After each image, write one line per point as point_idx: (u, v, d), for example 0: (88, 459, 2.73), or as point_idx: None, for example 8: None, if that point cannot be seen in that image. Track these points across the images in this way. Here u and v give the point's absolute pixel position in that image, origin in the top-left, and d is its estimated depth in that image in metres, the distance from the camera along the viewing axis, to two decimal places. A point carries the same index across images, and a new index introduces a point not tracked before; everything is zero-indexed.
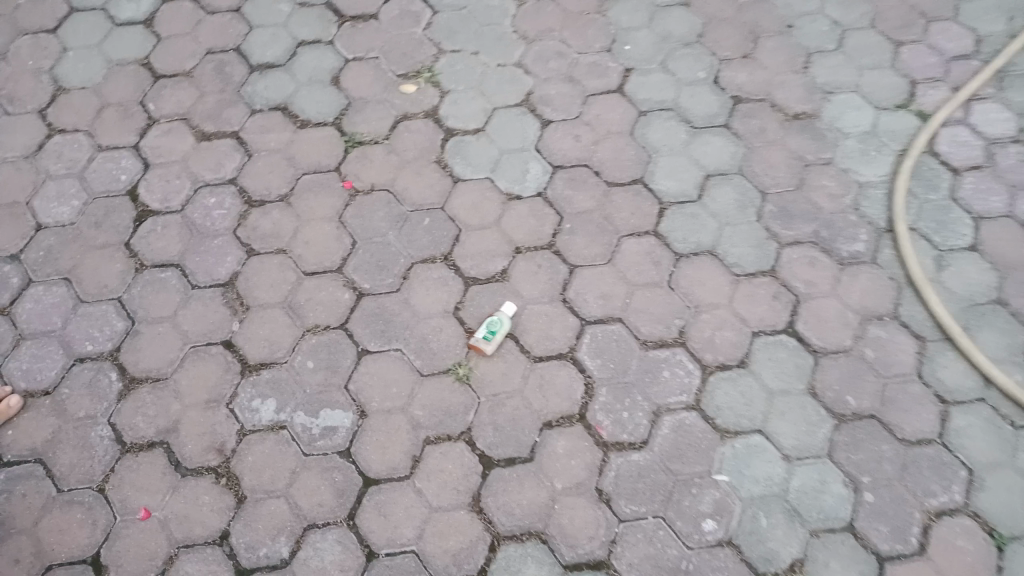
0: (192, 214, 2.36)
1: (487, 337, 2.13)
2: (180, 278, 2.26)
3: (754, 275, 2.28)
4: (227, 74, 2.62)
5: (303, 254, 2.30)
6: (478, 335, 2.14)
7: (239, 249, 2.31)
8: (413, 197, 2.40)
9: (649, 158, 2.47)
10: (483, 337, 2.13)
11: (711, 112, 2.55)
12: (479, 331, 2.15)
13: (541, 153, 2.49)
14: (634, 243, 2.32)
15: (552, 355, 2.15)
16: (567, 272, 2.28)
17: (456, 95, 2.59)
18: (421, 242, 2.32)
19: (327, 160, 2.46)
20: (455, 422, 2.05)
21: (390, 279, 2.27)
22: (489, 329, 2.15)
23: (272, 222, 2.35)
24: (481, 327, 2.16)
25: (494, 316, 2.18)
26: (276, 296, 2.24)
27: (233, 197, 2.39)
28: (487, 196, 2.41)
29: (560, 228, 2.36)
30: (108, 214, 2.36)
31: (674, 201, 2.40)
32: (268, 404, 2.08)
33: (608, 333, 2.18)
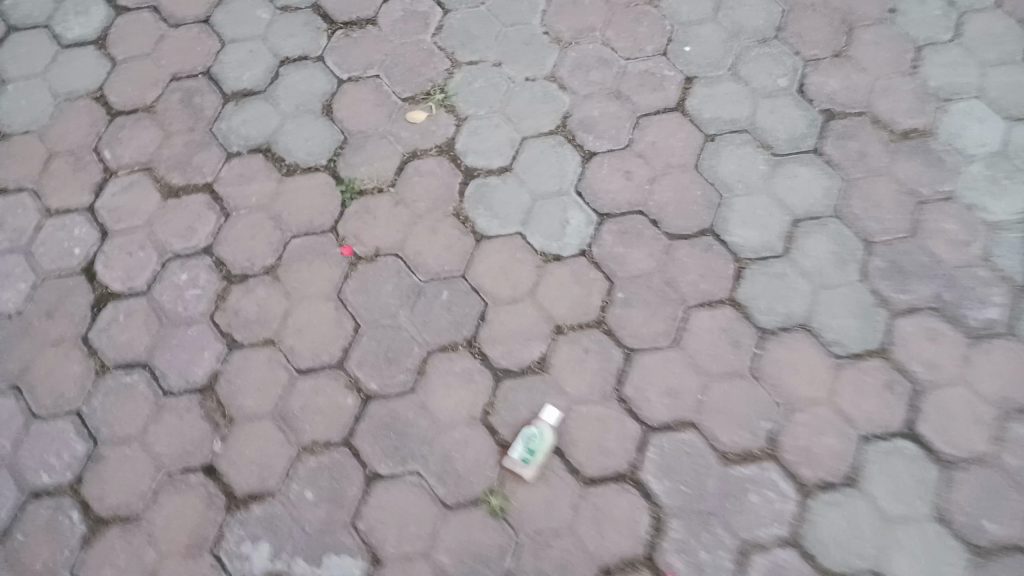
0: (159, 297, 1.94)
1: (526, 460, 1.72)
2: (149, 382, 1.86)
3: (860, 356, 1.80)
4: (197, 106, 2.14)
5: (296, 345, 1.87)
6: (513, 455, 1.73)
7: (218, 340, 1.89)
8: (428, 261, 1.94)
9: (719, 200, 1.97)
10: (520, 459, 1.72)
11: (796, 132, 2.03)
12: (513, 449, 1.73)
13: (584, 197, 2.00)
14: (705, 317, 1.86)
15: (608, 476, 1.72)
16: (622, 360, 1.83)
17: (476, 122, 2.09)
18: (440, 325, 1.88)
19: (321, 217, 2.00)
20: (489, 570, 1.66)
21: (403, 375, 1.84)
22: (527, 448, 1.73)
23: (257, 303, 1.92)
24: (517, 443, 1.73)
25: (532, 427, 1.74)
26: (265, 403, 1.83)
27: (208, 273, 1.96)
28: (519, 258, 1.94)
29: (610, 298, 1.89)
30: (61, 299, 1.95)
31: (754, 256, 1.91)
32: (261, 549, 1.71)
33: (678, 445, 1.75)
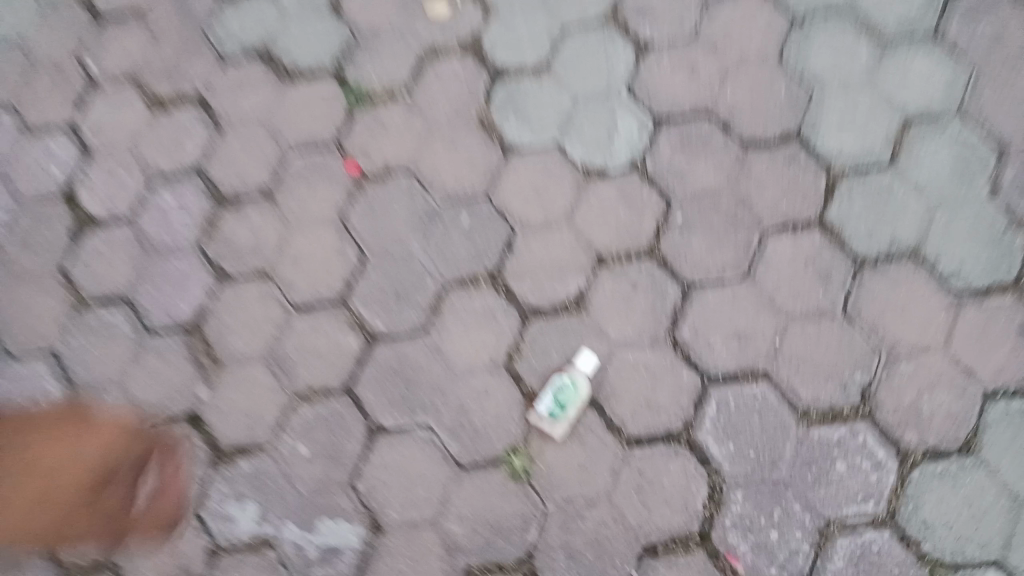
0: (144, 225, 1.70)
1: (556, 416, 1.41)
2: (130, 320, 1.63)
3: (985, 291, 1.44)
4: (187, 5, 1.82)
5: (293, 279, 1.60)
6: (541, 409, 1.42)
7: (206, 270, 1.65)
8: (446, 180, 1.62)
9: (809, 98, 1.58)
10: (548, 415, 1.42)
11: (911, 11, 1.60)
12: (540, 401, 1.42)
13: (637, 99, 1.62)
14: (785, 243, 1.50)
15: (657, 436, 1.40)
16: (679, 296, 1.48)
17: (507, 12, 1.70)
18: (457, 255, 1.56)
19: (324, 131, 1.70)
20: (508, 545, 1.39)
21: (413, 312, 1.54)
22: (558, 401, 1.41)
23: (251, 230, 1.66)
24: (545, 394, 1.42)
25: (563, 377, 1.42)
26: (256, 345, 1.57)
27: (197, 196, 1.70)
28: (554, 175, 1.59)
29: (666, 221, 1.54)
30: (38, 225, 1.72)
31: (851, 167, 1.53)
32: (248, 510, 1.47)
33: (747, 400, 1.41)
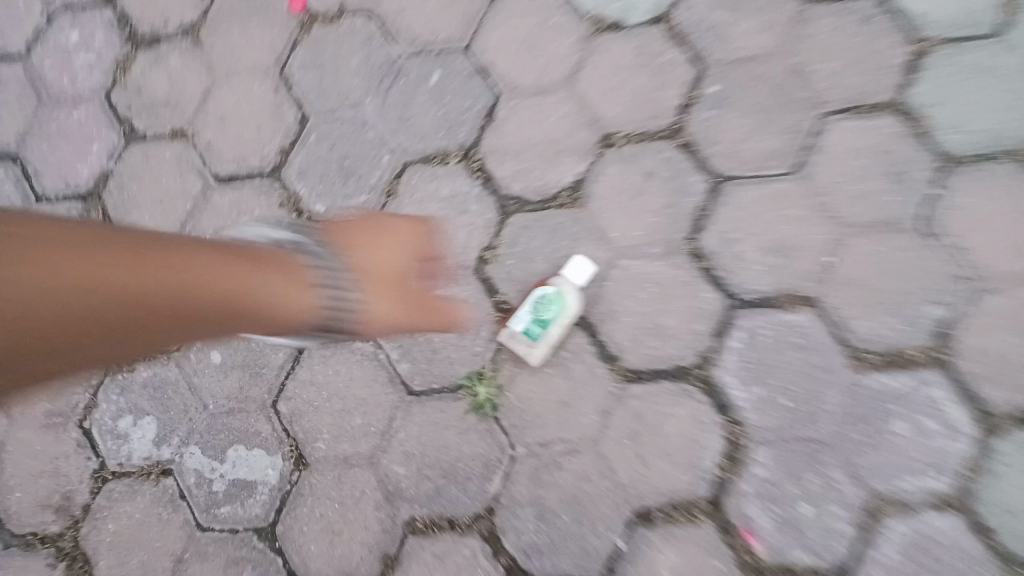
0: (40, 65, 1.35)
1: (534, 336, 1.09)
2: (17, 183, 1.31)
3: None
4: None
5: (216, 141, 1.27)
6: (515, 328, 1.11)
7: (111, 126, 1.30)
8: (415, 25, 1.25)
9: None
10: (523, 334, 1.10)
11: None
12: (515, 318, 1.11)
13: None
14: (851, 129, 1.12)
15: (662, 371, 1.08)
16: (705, 193, 1.13)
17: None
18: (423, 123, 1.22)
19: None
20: (462, 496, 1.09)
21: (363, 195, 1.21)
22: (535, 317, 1.10)
23: (169, 79, 1.31)
24: (521, 309, 1.11)
25: (543, 287, 1.10)
26: (167, 224, 1.25)
27: (105, 33, 1.35)
28: (556, 25, 1.22)
29: (697, 92, 1.17)
30: None
31: (945, 30, 1.12)
32: (146, 429, 1.19)
33: (782, 332, 1.08)
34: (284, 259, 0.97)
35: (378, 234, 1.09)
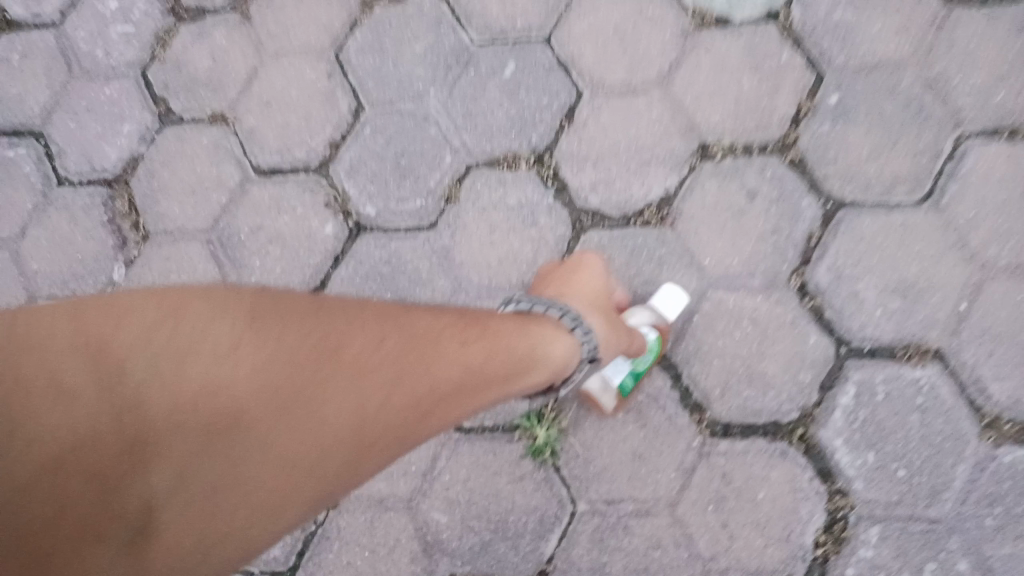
0: (72, 33, 1.22)
1: (623, 393, 0.93)
2: (38, 164, 1.18)
3: None
4: None
5: (259, 128, 1.13)
6: (610, 378, 0.91)
7: (146, 106, 1.18)
8: (492, 10, 1.10)
9: None
10: (619, 387, 0.92)
11: None
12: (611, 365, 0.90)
13: None
14: (998, 156, 0.96)
15: (754, 425, 0.93)
16: (817, 219, 0.98)
17: None
18: (492, 120, 1.07)
19: None
20: (514, 555, 0.95)
21: (419, 197, 1.07)
22: (635, 370, 0.92)
23: (212, 56, 1.17)
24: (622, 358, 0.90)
25: (650, 332, 0.92)
26: (195, 215, 1.12)
27: (146, 3, 1.22)
28: (653, 17, 1.07)
29: (813, 102, 1.01)
30: None
31: None
32: None
33: (904, 390, 0.92)
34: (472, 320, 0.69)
35: (570, 276, 0.88)
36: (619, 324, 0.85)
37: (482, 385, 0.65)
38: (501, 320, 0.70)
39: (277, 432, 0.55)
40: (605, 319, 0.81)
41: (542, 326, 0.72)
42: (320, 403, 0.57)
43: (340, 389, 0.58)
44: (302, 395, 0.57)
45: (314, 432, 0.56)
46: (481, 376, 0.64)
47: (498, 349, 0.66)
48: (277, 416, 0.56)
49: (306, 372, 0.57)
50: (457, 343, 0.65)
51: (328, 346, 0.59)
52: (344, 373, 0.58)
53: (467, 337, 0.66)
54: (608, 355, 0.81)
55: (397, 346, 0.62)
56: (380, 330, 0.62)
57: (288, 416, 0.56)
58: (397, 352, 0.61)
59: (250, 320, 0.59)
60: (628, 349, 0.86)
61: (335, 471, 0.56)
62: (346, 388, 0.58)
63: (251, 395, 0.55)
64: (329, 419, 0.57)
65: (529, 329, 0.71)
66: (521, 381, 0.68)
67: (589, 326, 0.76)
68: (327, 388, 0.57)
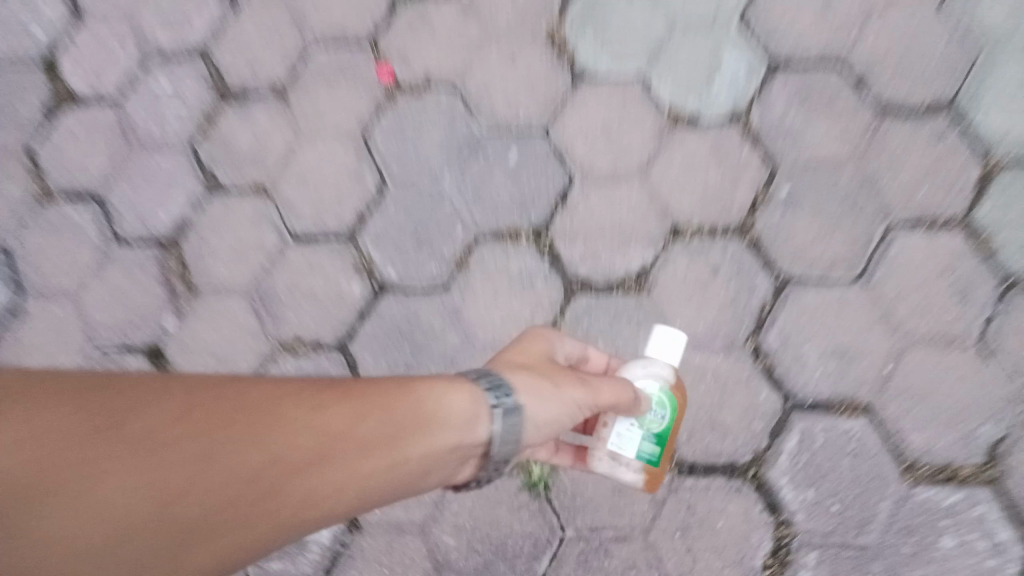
0: (132, 112, 1.41)
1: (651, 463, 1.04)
2: (98, 224, 1.36)
3: None
4: None
5: (294, 198, 1.31)
6: (627, 454, 1.04)
7: (195, 176, 1.35)
8: (499, 104, 1.30)
9: (975, 63, 1.22)
10: (644, 458, 1.04)
11: None
12: (616, 442, 1.04)
13: (753, 31, 1.27)
14: (919, 244, 1.16)
15: (715, 465, 1.12)
16: (769, 292, 1.17)
17: None
18: (497, 199, 1.26)
19: (356, 22, 1.37)
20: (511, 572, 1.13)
21: (435, 263, 1.26)
22: (649, 433, 1.03)
23: (253, 135, 1.35)
24: (625, 433, 1.03)
25: (647, 389, 1.04)
26: (239, 273, 1.30)
27: (195, 84, 1.40)
28: (634, 115, 1.27)
29: (767, 193, 1.21)
30: (9, 94, 1.45)
31: (1013, 158, 1.19)
32: None
33: (838, 438, 1.11)
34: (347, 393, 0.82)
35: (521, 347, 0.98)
36: (567, 373, 0.93)
37: (347, 448, 0.77)
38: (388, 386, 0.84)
39: (141, 486, 0.69)
40: (534, 374, 0.90)
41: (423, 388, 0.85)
42: (163, 460, 0.70)
43: (190, 453, 0.71)
44: (151, 454, 0.70)
45: (154, 483, 0.69)
46: (345, 439, 0.77)
47: (366, 417, 0.79)
48: (121, 478, 0.68)
49: (157, 440, 0.71)
50: (318, 415, 0.77)
51: (197, 416, 0.74)
52: (196, 440, 0.72)
53: (334, 401, 0.79)
54: (550, 404, 0.88)
55: (261, 411, 0.76)
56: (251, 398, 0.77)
57: (152, 465, 0.69)
58: (256, 418, 0.75)
59: (126, 398, 0.74)
60: (591, 399, 0.92)
61: (174, 524, 0.69)
62: (199, 452, 0.71)
63: (102, 459, 0.68)
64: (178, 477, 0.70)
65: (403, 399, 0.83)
66: (405, 444, 0.80)
67: (500, 382, 0.87)
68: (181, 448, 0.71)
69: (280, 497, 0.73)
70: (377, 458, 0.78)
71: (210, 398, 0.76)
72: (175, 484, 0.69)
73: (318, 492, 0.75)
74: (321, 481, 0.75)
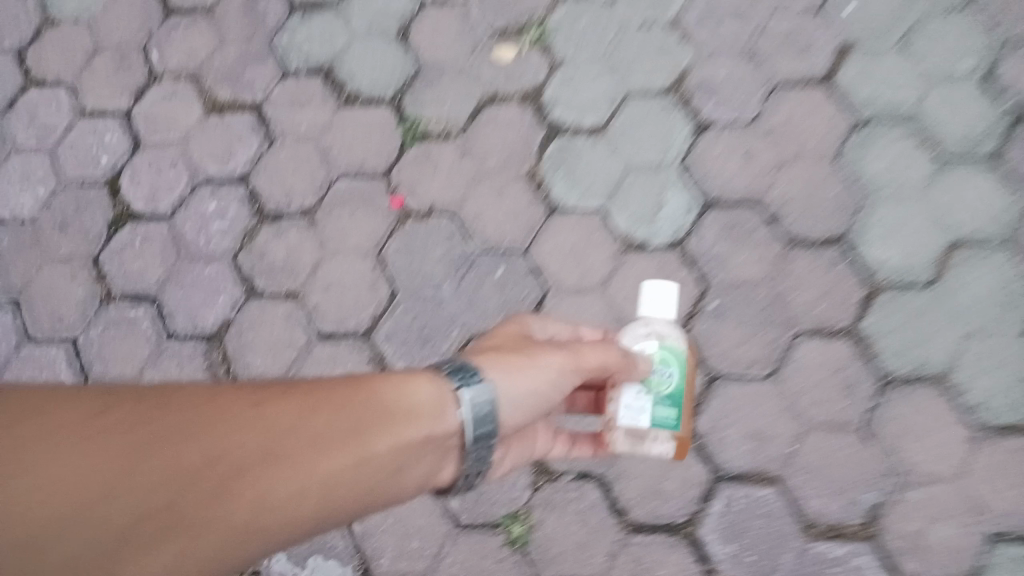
0: (181, 227, 1.71)
1: (668, 424, 1.23)
2: (153, 321, 1.66)
3: (1012, 430, 1.42)
4: (260, 15, 1.85)
5: (321, 304, 1.64)
6: (642, 424, 1.22)
7: (236, 283, 1.66)
8: (487, 230, 1.64)
9: (861, 205, 1.55)
10: (658, 422, 1.22)
11: (978, 130, 1.55)
12: (631, 415, 1.22)
13: (688, 176, 1.61)
14: (817, 348, 1.49)
15: (659, 524, 1.44)
16: (702, 385, 1.50)
17: (572, 70, 1.70)
18: (487, 307, 1.60)
19: (374, 161, 1.71)
20: None
21: (436, 358, 1.58)
22: (659, 397, 1.22)
23: (286, 249, 1.67)
24: (634, 403, 1.22)
25: (651, 357, 1.25)
26: (275, 367, 1.61)
27: (238, 206, 1.72)
28: (595, 240, 1.60)
29: (699, 307, 1.54)
30: (77, 210, 1.76)
31: (892, 281, 1.51)
32: None
33: (753, 503, 1.44)
34: (307, 394, 0.96)
35: (506, 339, 1.17)
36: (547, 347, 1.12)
37: (300, 446, 0.90)
38: (342, 389, 0.98)
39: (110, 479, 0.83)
40: (511, 356, 1.09)
41: (374, 392, 0.99)
42: (126, 460, 0.84)
43: (153, 453, 0.85)
44: (105, 453, 0.84)
45: (119, 477, 0.83)
46: (292, 439, 0.90)
47: (318, 418, 0.93)
48: (88, 474, 0.83)
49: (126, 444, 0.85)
50: (272, 417, 0.91)
51: (162, 420, 0.88)
52: (159, 442, 0.86)
53: (287, 405, 0.93)
54: (525, 378, 1.07)
55: (206, 416, 0.90)
56: (193, 405, 0.91)
57: (118, 461, 0.84)
58: (206, 420, 0.89)
59: (101, 412, 0.88)
60: (571, 361, 1.12)
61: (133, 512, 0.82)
62: (162, 450, 0.85)
63: (73, 462, 0.83)
64: (130, 473, 0.83)
65: (356, 400, 0.97)
66: (360, 442, 0.94)
67: (478, 363, 1.06)
68: (119, 452, 0.85)
69: (231, 493, 0.86)
70: (328, 454, 0.91)
71: (176, 405, 0.90)
72: (124, 479, 0.83)
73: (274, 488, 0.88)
74: (273, 479, 0.88)
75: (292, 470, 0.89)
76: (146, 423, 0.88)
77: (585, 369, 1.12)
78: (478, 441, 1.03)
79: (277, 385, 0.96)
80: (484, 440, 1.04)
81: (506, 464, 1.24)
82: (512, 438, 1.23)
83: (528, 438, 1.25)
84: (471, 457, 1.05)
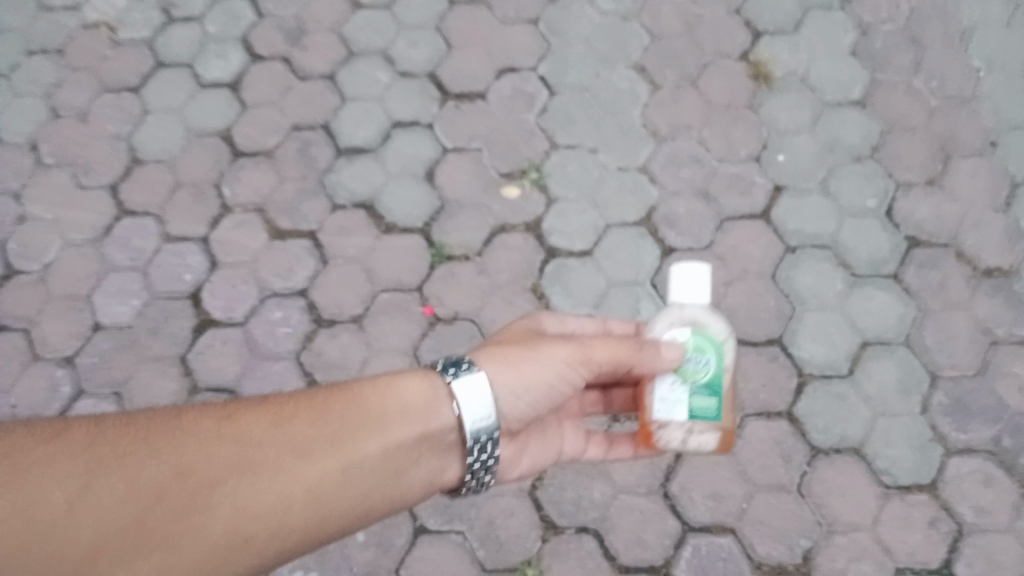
0: (254, 332, 2.14)
1: (705, 412, 1.35)
2: None
3: (909, 489, 1.85)
4: (312, 157, 2.29)
5: None
6: (680, 415, 1.37)
7: (299, 377, 2.08)
8: None
9: (793, 312, 2.00)
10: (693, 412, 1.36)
11: (878, 254, 2.03)
12: (668, 407, 1.37)
13: (658, 291, 2.06)
14: (762, 426, 1.91)
15: (642, 567, 1.83)
16: (673, 456, 1.90)
17: (565, 205, 2.16)
18: None
19: (409, 277, 2.14)
20: None
21: None
22: (692, 387, 1.35)
23: (339, 349, 2.10)
24: (670, 394, 1.36)
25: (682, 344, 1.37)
26: None
27: (300, 315, 2.14)
28: None
29: None
30: (167, 319, 2.18)
31: (818, 373, 1.94)
32: None
33: (715, 548, 1.84)
34: (307, 405, 1.28)
35: (521, 335, 1.48)
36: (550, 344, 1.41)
37: (300, 443, 1.23)
38: (338, 401, 1.30)
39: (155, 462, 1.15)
40: (513, 354, 1.39)
41: (362, 403, 1.31)
42: (164, 452, 1.17)
43: (189, 447, 1.18)
44: (148, 447, 1.17)
45: (163, 464, 1.16)
46: (297, 440, 1.23)
47: (317, 422, 1.26)
48: (136, 460, 1.15)
49: (166, 440, 1.18)
50: (278, 424, 1.24)
51: (195, 426, 1.21)
52: (193, 440, 1.19)
53: (293, 416, 1.26)
54: (524, 374, 1.37)
55: (229, 421, 1.23)
56: (219, 418, 1.23)
57: (160, 453, 1.17)
58: (228, 425, 1.22)
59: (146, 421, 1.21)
60: (568, 358, 1.38)
61: (171, 488, 1.14)
62: (195, 445, 1.19)
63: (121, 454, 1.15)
64: (168, 463, 1.16)
65: (346, 411, 1.29)
66: (350, 442, 1.26)
67: (483, 365, 1.37)
68: (159, 447, 1.17)
69: (247, 477, 1.18)
70: (324, 451, 1.24)
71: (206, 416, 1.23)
72: (164, 466, 1.16)
73: (284, 475, 1.20)
74: (285, 467, 1.20)
75: (294, 464, 1.21)
76: (184, 426, 1.21)
77: (593, 360, 1.38)
78: (472, 437, 1.34)
79: (285, 400, 1.29)
80: (480, 434, 1.34)
81: (530, 461, 1.56)
82: (530, 439, 1.55)
83: (548, 441, 1.57)
84: (470, 453, 1.36)
